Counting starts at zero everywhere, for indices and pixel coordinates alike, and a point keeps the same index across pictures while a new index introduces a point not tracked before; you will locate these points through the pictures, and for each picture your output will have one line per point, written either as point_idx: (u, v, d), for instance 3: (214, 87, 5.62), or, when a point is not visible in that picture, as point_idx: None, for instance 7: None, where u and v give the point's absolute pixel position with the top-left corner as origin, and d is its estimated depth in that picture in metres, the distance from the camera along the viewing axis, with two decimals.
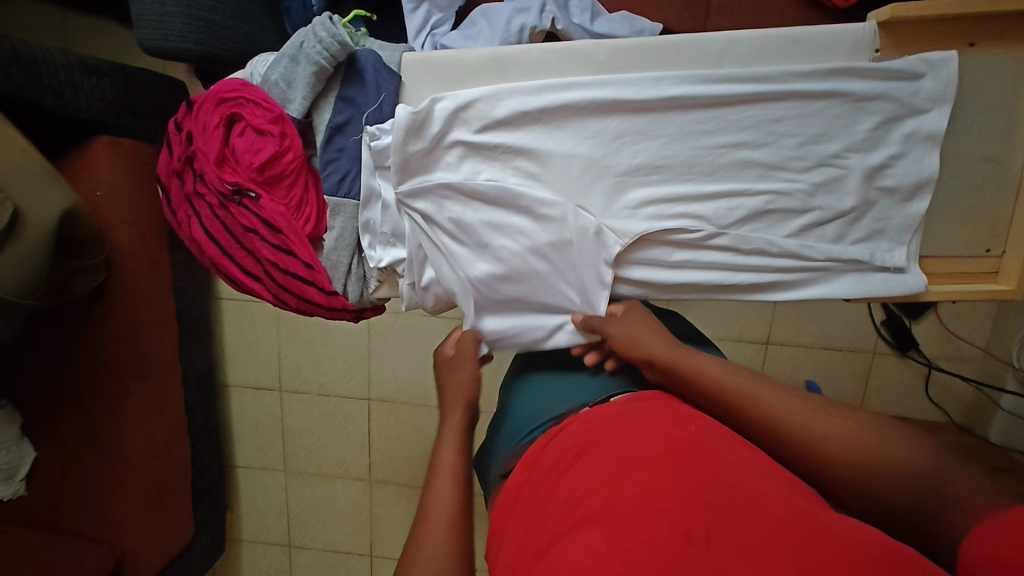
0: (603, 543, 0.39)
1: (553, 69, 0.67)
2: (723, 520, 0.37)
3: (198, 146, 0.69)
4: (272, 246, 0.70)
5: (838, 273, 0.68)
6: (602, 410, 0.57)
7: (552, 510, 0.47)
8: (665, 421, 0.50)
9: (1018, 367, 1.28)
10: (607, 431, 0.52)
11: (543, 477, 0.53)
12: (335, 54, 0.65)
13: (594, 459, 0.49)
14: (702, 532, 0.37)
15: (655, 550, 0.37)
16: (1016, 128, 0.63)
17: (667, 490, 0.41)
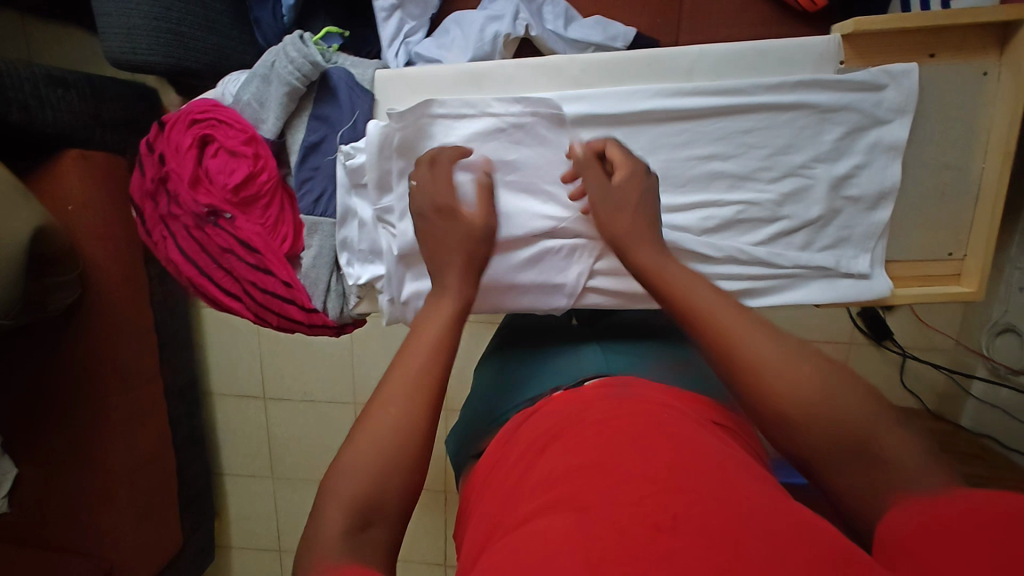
0: (576, 528, 0.39)
1: (525, 84, 0.67)
2: (704, 510, 0.38)
3: (171, 167, 0.67)
4: (249, 266, 0.69)
5: (807, 279, 0.70)
6: (575, 398, 0.60)
7: (519, 498, 0.47)
8: (636, 413, 0.52)
9: (988, 357, 1.35)
10: (577, 424, 0.53)
11: (513, 466, 0.54)
12: (306, 74, 0.64)
13: (564, 446, 0.50)
14: (669, 519, 0.37)
15: (627, 535, 0.37)
16: (975, 135, 0.65)
17: (647, 482, 0.41)
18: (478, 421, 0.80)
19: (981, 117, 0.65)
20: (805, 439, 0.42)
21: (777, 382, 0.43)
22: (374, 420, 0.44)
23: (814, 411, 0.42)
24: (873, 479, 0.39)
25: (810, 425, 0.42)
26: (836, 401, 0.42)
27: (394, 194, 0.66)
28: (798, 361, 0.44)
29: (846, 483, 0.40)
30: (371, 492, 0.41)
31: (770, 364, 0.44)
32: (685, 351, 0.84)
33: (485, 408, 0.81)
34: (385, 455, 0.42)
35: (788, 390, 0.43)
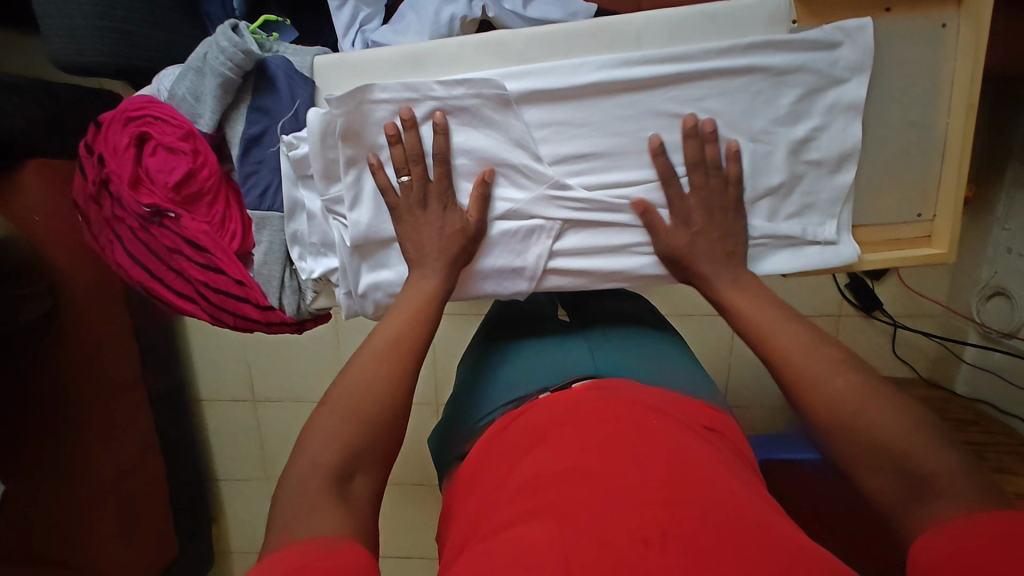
0: (557, 535, 0.45)
1: (469, 63, 0.64)
2: (672, 520, 0.45)
3: (110, 168, 0.66)
4: (199, 266, 0.68)
5: (773, 250, 0.68)
6: (559, 403, 0.65)
7: (506, 496, 0.53)
8: (621, 420, 0.58)
9: (980, 320, 1.39)
10: (560, 427, 0.60)
11: (499, 464, 0.61)
12: (239, 64, 0.61)
13: (554, 449, 0.56)
14: (659, 534, 0.43)
15: (618, 544, 0.43)
16: (937, 91, 0.63)
17: (624, 491, 0.48)
18: (462, 414, 0.83)
19: (944, 71, 0.62)
20: (849, 444, 0.51)
21: (832, 396, 0.52)
22: (351, 386, 0.55)
23: (859, 419, 0.50)
24: (903, 483, 0.47)
25: (850, 431, 0.51)
26: (879, 414, 0.50)
27: (342, 183, 0.65)
28: (852, 381, 0.53)
29: (884, 484, 0.48)
30: (349, 446, 0.51)
31: (828, 382, 0.53)
32: (662, 349, 0.88)
33: (469, 400, 0.83)
34: (358, 414, 0.53)
35: (834, 400, 0.52)
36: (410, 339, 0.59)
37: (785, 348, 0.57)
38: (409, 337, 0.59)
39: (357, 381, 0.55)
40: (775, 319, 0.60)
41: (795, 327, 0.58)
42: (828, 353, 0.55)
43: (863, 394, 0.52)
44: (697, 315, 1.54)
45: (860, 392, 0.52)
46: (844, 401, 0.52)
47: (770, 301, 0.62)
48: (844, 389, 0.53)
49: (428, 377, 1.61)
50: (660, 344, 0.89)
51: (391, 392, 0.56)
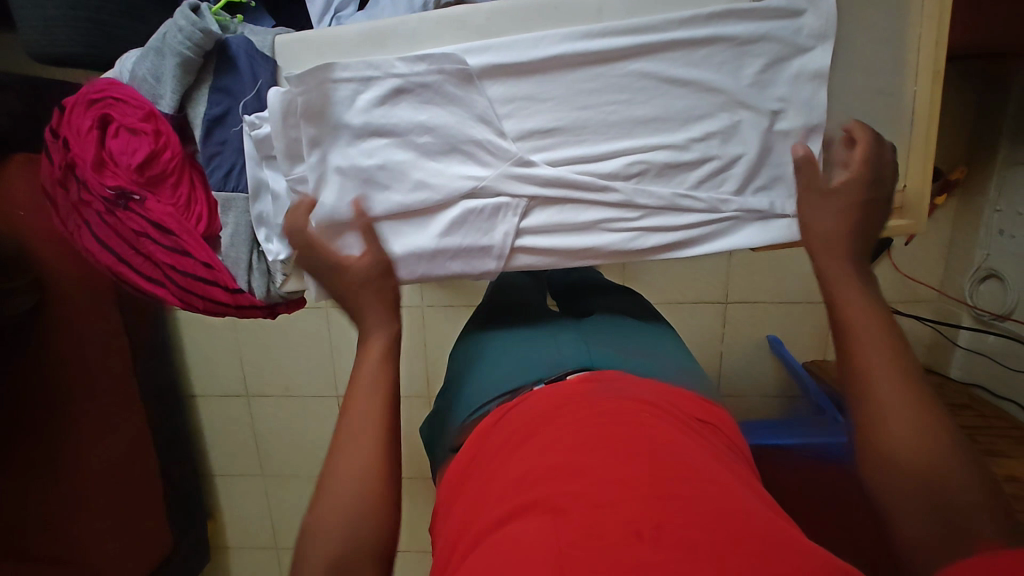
0: (552, 531, 0.44)
1: (431, 39, 0.63)
2: (665, 517, 0.44)
3: (75, 151, 0.66)
4: (165, 248, 0.68)
5: (743, 223, 0.67)
6: (555, 396, 0.64)
7: (497, 492, 0.52)
8: (618, 418, 0.56)
9: (974, 304, 1.37)
10: (554, 421, 0.58)
11: (491, 460, 0.59)
12: (198, 43, 0.61)
13: (547, 441, 0.55)
14: (651, 528, 0.43)
15: (610, 540, 0.42)
16: (904, 58, 0.62)
17: (622, 489, 0.47)
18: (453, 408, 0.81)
19: (910, 38, 0.61)
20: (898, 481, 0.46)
21: (903, 428, 0.47)
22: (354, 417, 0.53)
23: (919, 463, 0.45)
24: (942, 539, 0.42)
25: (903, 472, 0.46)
26: (944, 465, 0.45)
27: (306, 164, 0.65)
28: (928, 421, 0.47)
29: (919, 537, 0.44)
30: (357, 483, 0.49)
31: (905, 409, 0.47)
32: (657, 343, 0.87)
33: (460, 393, 0.82)
34: (369, 448, 0.51)
35: (899, 434, 0.46)
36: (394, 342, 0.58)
37: (864, 359, 0.50)
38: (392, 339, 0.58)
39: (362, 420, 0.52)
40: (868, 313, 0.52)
41: (885, 331, 0.51)
42: (915, 377, 0.49)
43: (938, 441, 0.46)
44: (687, 303, 1.53)
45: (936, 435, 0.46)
46: (912, 439, 0.46)
47: (862, 283, 0.54)
48: (920, 423, 0.47)
49: (419, 370, 1.61)
50: (655, 337, 0.88)
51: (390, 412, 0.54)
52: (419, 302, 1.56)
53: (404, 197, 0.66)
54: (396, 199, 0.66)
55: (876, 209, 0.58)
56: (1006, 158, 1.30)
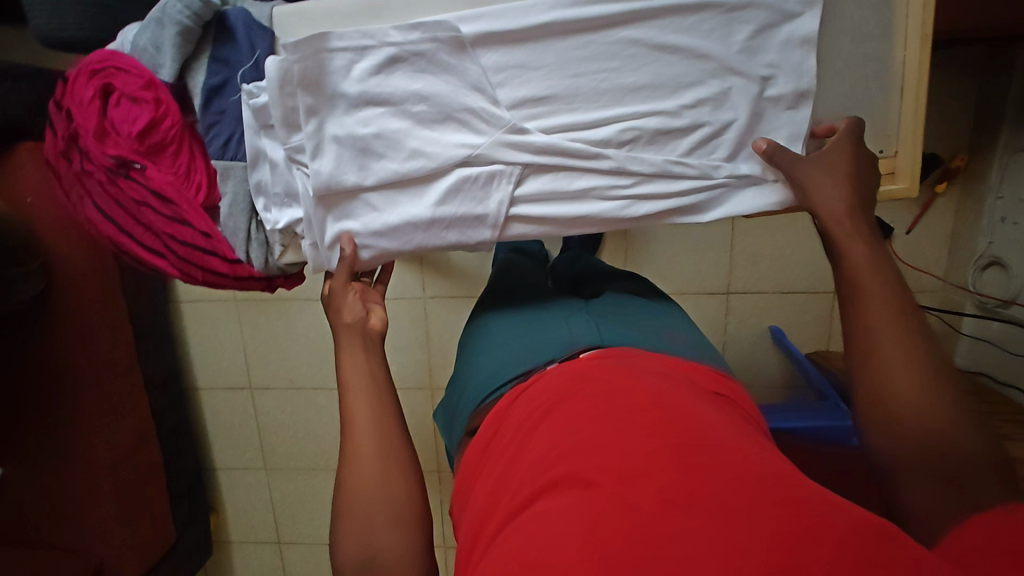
0: (580, 504, 0.43)
1: (425, 9, 0.64)
2: (691, 480, 0.42)
3: (78, 121, 0.68)
4: (166, 218, 0.70)
5: (736, 189, 0.68)
6: (566, 370, 0.64)
7: (523, 475, 0.51)
8: (637, 390, 0.54)
9: (976, 291, 1.37)
10: (575, 394, 0.57)
11: (512, 439, 0.59)
12: (197, 12, 0.63)
13: (571, 415, 0.54)
14: (685, 495, 0.41)
15: (639, 509, 0.41)
16: (893, 23, 0.63)
17: (647, 455, 0.45)
18: (463, 392, 0.81)
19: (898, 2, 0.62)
20: (913, 450, 0.49)
21: (917, 404, 0.50)
22: (353, 460, 0.61)
23: (926, 424, 0.49)
24: (950, 501, 0.46)
25: (911, 432, 0.50)
26: (949, 426, 0.49)
27: (303, 133, 0.66)
28: (938, 387, 0.50)
29: (923, 491, 0.48)
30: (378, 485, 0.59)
31: (919, 387, 0.50)
32: (665, 318, 0.87)
33: (469, 376, 0.82)
34: (371, 450, 0.61)
35: (909, 398, 0.50)
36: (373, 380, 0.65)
37: (877, 328, 0.53)
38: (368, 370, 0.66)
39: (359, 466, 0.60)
40: (883, 299, 0.54)
41: (898, 310, 0.54)
42: (928, 355, 0.52)
43: (949, 415, 0.49)
44: (689, 293, 1.52)
45: (950, 411, 0.49)
46: (920, 403, 0.50)
47: (877, 254, 0.58)
48: (935, 401, 0.50)
49: (421, 361, 1.62)
50: (663, 314, 0.88)
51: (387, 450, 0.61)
52: (421, 293, 1.57)
53: (401, 166, 0.67)
54: (392, 167, 0.67)
55: (858, 162, 0.63)
56: (1007, 144, 1.30)
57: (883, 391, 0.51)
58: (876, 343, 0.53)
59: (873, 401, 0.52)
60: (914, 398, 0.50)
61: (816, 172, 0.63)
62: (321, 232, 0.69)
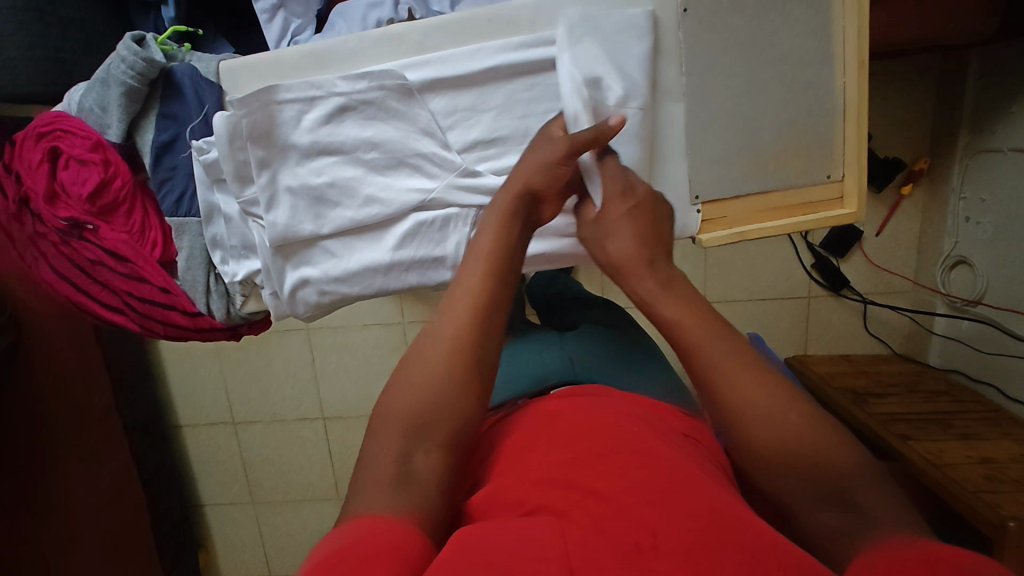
0: (558, 530, 0.43)
1: (371, 57, 0.65)
2: (670, 520, 0.43)
3: (28, 184, 0.67)
4: (121, 275, 0.69)
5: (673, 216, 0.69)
6: (535, 408, 0.63)
7: (492, 500, 0.50)
8: (608, 430, 0.54)
9: (946, 291, 1.39)
10: (555, 426, 0.57)
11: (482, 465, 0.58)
12: (142, 72, 0.62)
13: (545, 449, 0.54)
14: (650, 536, 0.42)
15: (611, 544, 0.42)
16: (831, 50, 0.64)
17: (623, 489, 0.46)
18: None
19: (835, 31, 0.63)
20: (793, 483, 0.48)
21: (784, 437, 0.48)
22: (412, 370, 0.52)
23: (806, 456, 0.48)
24: (854, 524, 0.44)
25: (792, 468, 0.48)
26: (829, 451, 0.48)
27: (256, 185, 0.66)
28: (802, 415, 0.49)
29: (829, 520, 0.45)
30: (429, 385, 0.50)
31: (786, 424, 0.49)
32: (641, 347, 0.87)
33: None
34: (446, 344, 0.52)
35: (777, 437, 0.49)
36: (488, 307, 0.54)
37: (724, 374, 0.51)
38: (486, 293, 0.54)
39: (417, 365, 0.52)
40: (718, 343, 0.53)
41: (738, 353, 0.53)
42: (780, 392, 0.51)
43: (819, 435, 0.48)
44: None
45: (818, 430, 0.48)
46: (794, 437, 0.48)
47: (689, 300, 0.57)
48: (808, 432, 0.48)
49: None
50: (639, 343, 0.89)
51: (463, 383, 0.51)
52: (400, 319, 1.58)
53: (358, 212, 0.67)
54: (349, 215, 0.67)
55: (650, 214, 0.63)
56: (965, 147, 1.32)
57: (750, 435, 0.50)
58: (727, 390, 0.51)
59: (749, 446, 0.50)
60: (783, 436, 0.48)
61: (617, 220, 0.63)
62: (278, 280, 0.69)
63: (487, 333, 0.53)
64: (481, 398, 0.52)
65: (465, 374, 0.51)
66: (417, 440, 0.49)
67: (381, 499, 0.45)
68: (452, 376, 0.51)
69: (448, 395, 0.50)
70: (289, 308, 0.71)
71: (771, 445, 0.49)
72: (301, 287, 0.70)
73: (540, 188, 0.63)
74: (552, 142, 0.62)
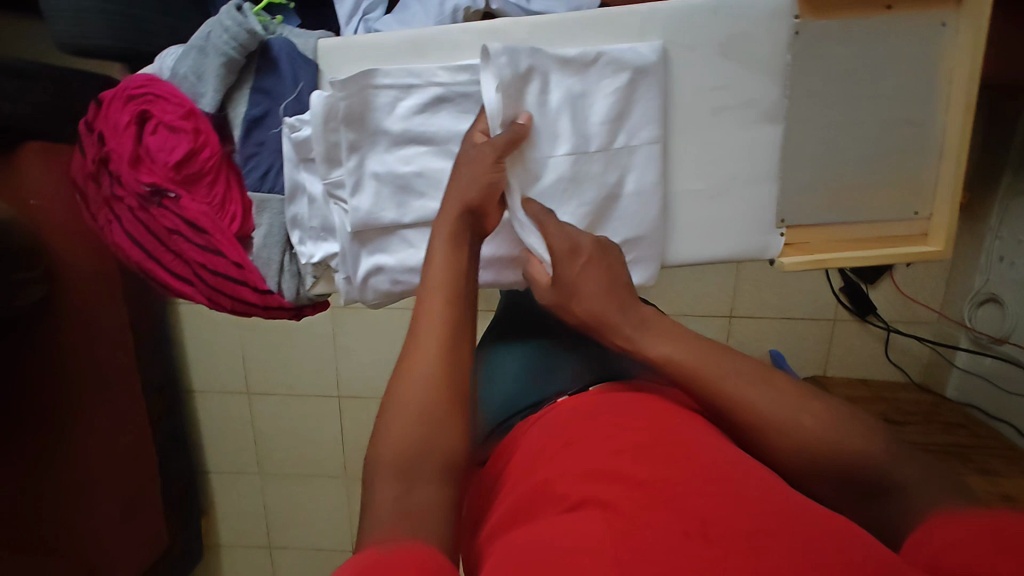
0: (602, 524, 0.40)
1: (473, 49, 0.64)
2: (717, 508, 0.39)
3: (110, 146, 0.66)
4: (198, 247, 0.68)
5: (743, 238, 0.69)
6: (559, 412, 0.56)
7: (529, 503, 0.46)
8: (627, 419, 0.50)
9: (972, 326, 1.39)
10: (582, 420, 0.52)
11: (514, 463, 0.53)
12: (243, 44, 0.62)
13: (571, 441, 0.49)
14: (699, 524, 0.38)
15: (657, 531, 0.38)
16: (935, 88, 0.63)
17: (632, 488, 0.42)
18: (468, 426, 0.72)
19: (941, 68, 0.63)
20: (828, 475, 0.46)
21: (809, 432, 0.46)
22: (391, 401, 0.47)
23: (835, 444, 0.45)
24: (899, 505, 0.43)
25: (822, 461, 0.46)
26: (853, 437, 0.46)
27: (344, 168, 0.65)
28: (814, 409, 0.47)
29: (865, 505, 0.44)
30: (420, 416, 0.45)
31: (805, 419, 0.46)
32: None
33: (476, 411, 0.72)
34: (428, 368, 0.47)
35: (797, 435, 0.46)
36: (454, 299, 0.51)
37: (718, 378, 0.49)
38: (451, 282, 0.51)
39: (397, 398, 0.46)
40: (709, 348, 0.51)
41: (731, 359, 0.50)
42: (785, 391, 0.48)
43: (835, 423, 0.46)
44: (694, 316, 1.54)
45: (835, 419, 0.47)
46: (816, 433, 0.46)
47: (668, 326, 0.54)
48: (833, 423, 0.46)
49: None
50: None
51: (442, 382, 0.47)
52: None
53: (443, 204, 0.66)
54: (433, 206, 0.66)
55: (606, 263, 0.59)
56: (1009, 187, 1.32)
57: (769, 438, 0.47)
58: (731, 395, 0.48)
59: (772, 445, 0.47)
60: (805, 430, 0.46)
61: (579, 270, 0.58)
62: (352, 262, 0.68)
63: (457, 345, 0.49)
64: (465, 398, 0.48)
65: (447, 392, 0.47)
66: (417, 474, 0.43)
67: (392, 530, 0.40)
68: (429, 390, 0.46)
69: (432, 400, 0.46)
70: (359, 293, 0.69)
71: (796, 445, 0.46)
72: (375, 273, 0.68)
73: (480, 204, 0.58)
74: (478, 156, 0.59)
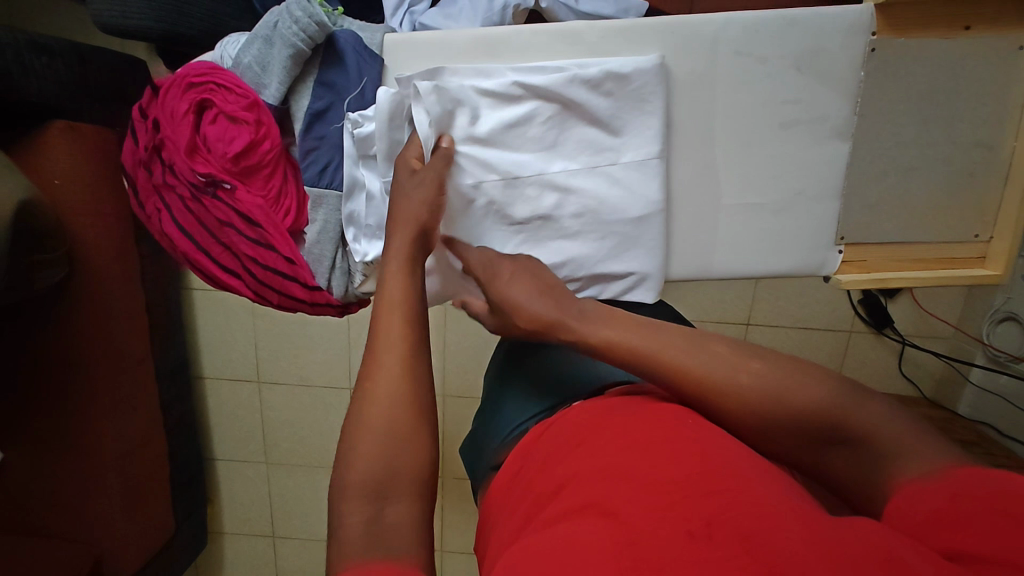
0: (601, 530, 0.36)
1: (542, 52, 0.64)
2: (720, 506, 0.35)
3: (166, 134, 0.65)
4: (249, 240, 0.66)
5: (802, 254, 0.69)
6: (574, 412, 0.53)
7: (532, 514, 0.43)
8: (613, 424, 0.47)
9: (987, 343, 1.37)
10: (571, 430, 0.49)
11: (521, 479, 0.49)
12: (312, 35, 0.61)
13: (566, 451, 0.46)
14: (701, 523, 0.35)
15: (658, 536, 0.34)
16: (1008, 112, 0.63)
17: (609, 486, 0.39)
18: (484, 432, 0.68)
19: (1016, 92, 0.62)
20: (790, 437, 0.44)
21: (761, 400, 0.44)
22: (357, 422, 0.45)
23: (788, 405, 0.44)
24: (867, 457, 0.41)
25: (782, 424, 0.44)
26: (805, 389, 0.44)
27: None
28: (756, 370, 0.45)
29: (837, 459, 0.43)
30: (385, 434, 0.44)
31: (751, 386, 0.45)
32: None
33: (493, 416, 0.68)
34: (388, 381, 0.46)
35: (750, 407, 0.44)
36: (415, 312, 0.50)
37: (652, 353, 0.47)
38: (410, 300, 0.50)
39: (361, 419, 0.45)
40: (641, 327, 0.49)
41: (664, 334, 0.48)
42: (724, 358, 0.47)
43: (782, 379, 0.45)
44: (711, 322, 1.53)
45: (783, 376, 0.45)
46: (766, 396, 0.44)
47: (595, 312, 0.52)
48: (780, 380, 0.45)
49: None
50: None
51: (408, 398, 0.45)
52: None
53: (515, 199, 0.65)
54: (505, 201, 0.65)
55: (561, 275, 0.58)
56: None
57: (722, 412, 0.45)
58: (675, 372, 0.46)
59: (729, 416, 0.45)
60: (755, 396, 0.44)
61: (507, 283, 0.58)
62: None
63: (417, 356, 0.48)
64: (428, 416, 0.46)
65: (414, 405, 0.45)
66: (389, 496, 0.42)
67: (366, 557, 0.37)
68: (395, 406, 0.45)
69: (395, 413, 0.45)
70: None
71: (752, 415, 0.45)
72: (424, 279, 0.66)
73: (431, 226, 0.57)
74: (422, 181, 0.58)
